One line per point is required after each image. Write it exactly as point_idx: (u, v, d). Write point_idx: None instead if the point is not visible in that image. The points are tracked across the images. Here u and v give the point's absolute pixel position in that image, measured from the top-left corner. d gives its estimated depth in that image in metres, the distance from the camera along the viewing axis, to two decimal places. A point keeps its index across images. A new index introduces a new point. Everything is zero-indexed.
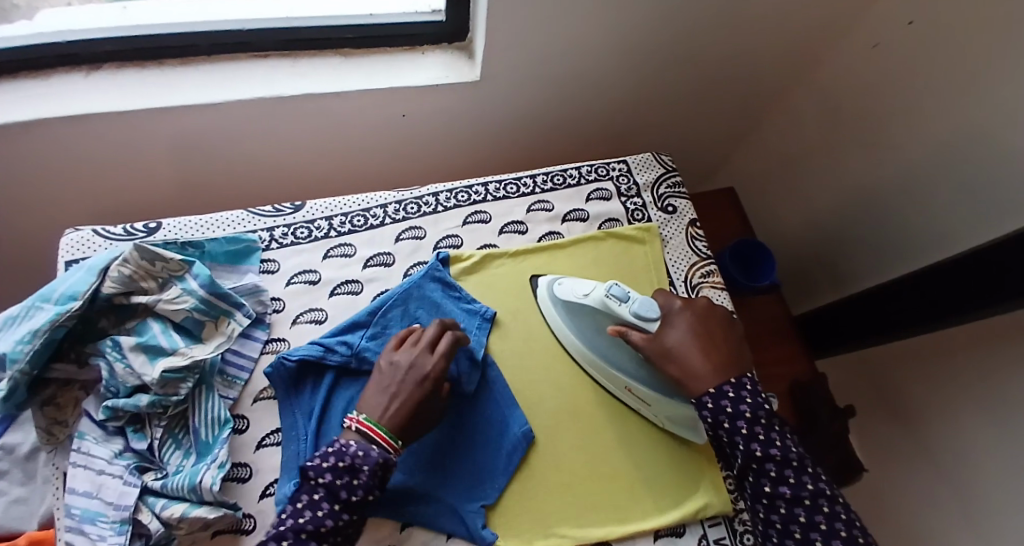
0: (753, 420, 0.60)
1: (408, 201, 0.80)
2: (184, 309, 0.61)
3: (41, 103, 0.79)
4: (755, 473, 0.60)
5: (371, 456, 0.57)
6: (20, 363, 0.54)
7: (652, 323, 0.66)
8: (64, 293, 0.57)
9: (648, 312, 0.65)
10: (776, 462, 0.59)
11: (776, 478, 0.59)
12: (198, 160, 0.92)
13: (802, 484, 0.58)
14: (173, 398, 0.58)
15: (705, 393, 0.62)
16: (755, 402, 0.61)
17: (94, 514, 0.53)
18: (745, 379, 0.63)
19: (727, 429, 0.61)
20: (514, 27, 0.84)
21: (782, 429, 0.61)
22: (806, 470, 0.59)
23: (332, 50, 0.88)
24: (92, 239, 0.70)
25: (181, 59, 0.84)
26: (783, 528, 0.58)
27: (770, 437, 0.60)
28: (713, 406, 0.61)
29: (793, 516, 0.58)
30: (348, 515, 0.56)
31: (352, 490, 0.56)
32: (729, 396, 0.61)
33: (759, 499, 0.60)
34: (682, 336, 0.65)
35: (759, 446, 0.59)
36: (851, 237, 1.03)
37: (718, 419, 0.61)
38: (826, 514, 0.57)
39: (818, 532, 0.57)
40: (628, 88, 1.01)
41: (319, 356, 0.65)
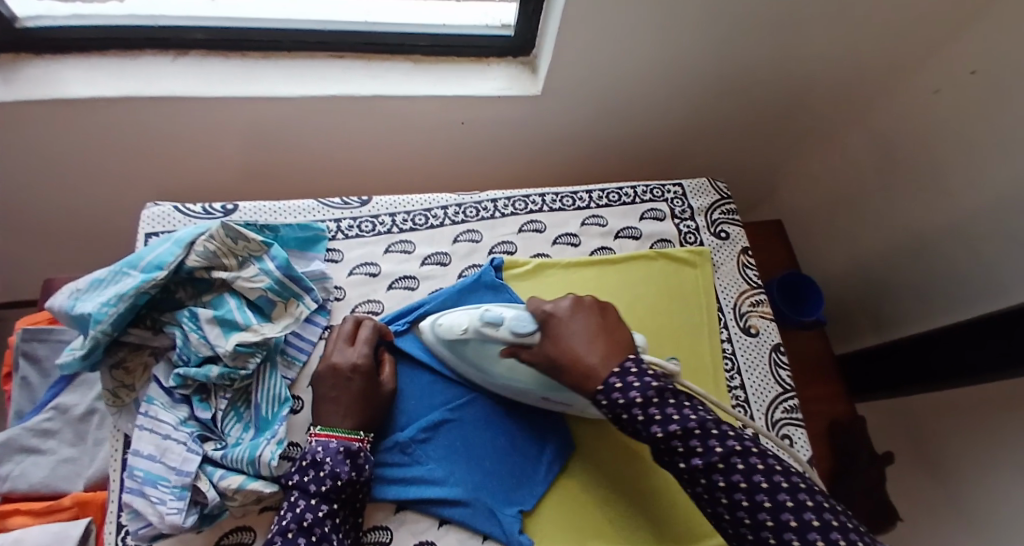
0: (645, 403, 0.55)
1: (468, 204, 0.82)
2: (260, 288, 0.64)
3: (130, 82, 0.82)
4: (666, 454, 0.55)
5: (331, 449, 0.58)
6: (103, 324, 0.57)
7: (529, 338, 0.63)
8: (151, 262, 0.60)
9: (524, 326, 0.63)
10: (678, 438, 0.54)
11: (686, 453, 0.54)
12: (268, 148, 0.95)
13: (710, 449, 0.53)
14: (242, 372, 0.60)
15: (596, 389, 0.58)
16: (644, 382, 0.56)
17: (156, 476, 0.55)
18: (628, 363, 0.58)
19: (627, 421, 0.56)
20: (582, 46, 0.86)
21: (676, 399, 0.55)
22: (710, 433, 0.54)
23: (405, 55, 0.91)
24: (173, 216, 0.73)
25: (263, 53, 0.87)
26: (711, 498, 0.54)
27: (665, 414, 0.55)
28: (606, 403, 0.56)
29: (714, 485, 0.53)
30: (329, 507, 0.56)
31: (320, 481, 0.56)
32: (616, 388, 0.56)
33: (682, 476, 0.55)
34: (562, 340, 0.61)
35: (659, 428, 0.54)
36: (899, 280, 1.02)
37: (616, 413, 0.56)
38: (743, 471, 0.52)
39: (743, 493, 0.52)
40: (685, 113, 1.03)
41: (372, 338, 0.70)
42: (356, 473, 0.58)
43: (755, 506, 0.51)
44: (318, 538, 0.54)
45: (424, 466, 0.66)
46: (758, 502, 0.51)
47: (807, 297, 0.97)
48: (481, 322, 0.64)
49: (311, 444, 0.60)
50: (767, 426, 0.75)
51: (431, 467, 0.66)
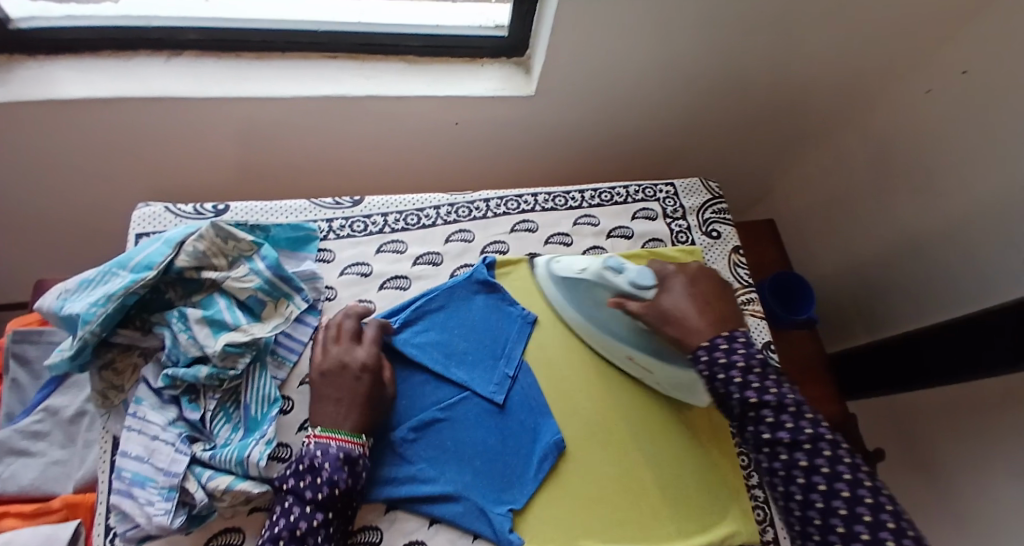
0: (747, 369, 0.59)
1: (461, 204, 0.82)
2: (250, 287, 0.63)
3: (123, 82, 0.82)
4: (753, 422, 0.58)
5: (329, 454, 0.58)
6: (92, 324, 0.56)
7: (646, 290, 0.69)
8: (140, 262, 0.60)
9: (643, 280, 0.69)
10: (770, 408, 0.57)
11: (774, 424, 0.57)
12: (262, 148, 0.95)
13: (800, 428, 0.56)
14: (230, 372, 0.60)
15: (700, 346, 0.62)
16: (748, 352, 0.60)
17: (144, 477, 0.55)
18: (738, 333, 0.62)
19: (723, 381, 0.59)
20: (575, 46, 0.86)
21: (777, 376, 0.59)
22: (804, 415, 0.57)
23: (399, 56, 0.91)
24: (163, 216, 0.73)
25: (256, 54, 0.87)
26: (786, 476, 0.56)
27: (764, 384, 0.58)
28: (707, 358, 0.61)
29: (794, 462, 0.55)
30: (324, 515, 0.56)
31: (316, 488, 0.56)
32: (721, 347, 0.61)
33: (761, 448, 0.58)
34: (677, 296, 0.67)
35: (754, 394, 0.57)
36: (890, 280, 1.03)
37: (714, 371, 0.60)
38: (828, 458, 0.54)
39: (822, 477, 0.54)
40: (679, 114, 1.03)
41: None
42: (353, 480, 0.58)
43: (833, 492, 0.53)
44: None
45: (415, 466, 0.67)
46: (836, 489, 0.53)
47: (799, 295, 0.97)
48: (604, 266, 0.71)
49: (308, 446, 0.59)
50: None
51: (421, 467, 0.67)
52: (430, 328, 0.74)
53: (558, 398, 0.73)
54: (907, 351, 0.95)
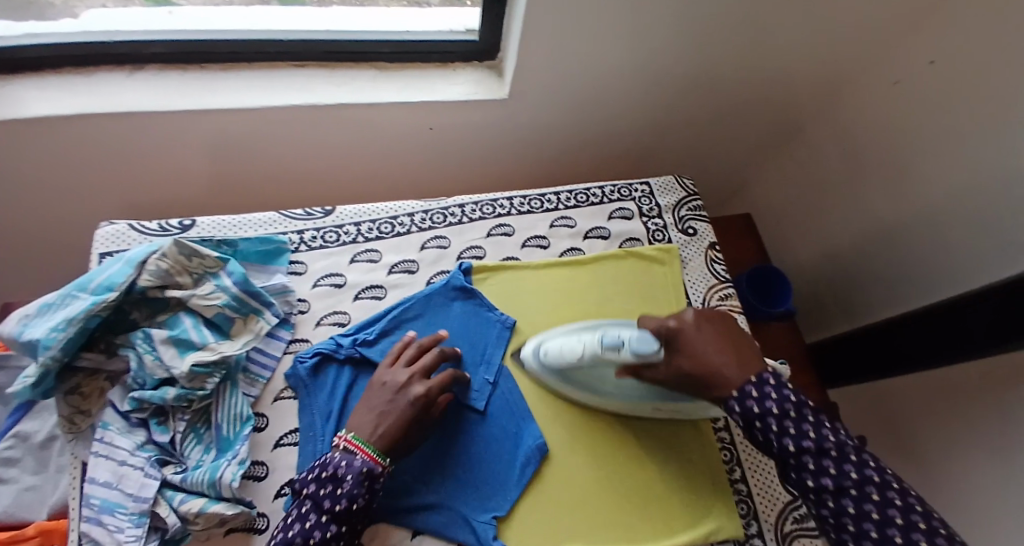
0: (783, 415, 0.58)
1: (435, 210, 0.81)
2: (217, 305, 0.62)
3: (85, 99, 0.80)
4: (795, 468, 0.57)
5: (353, 466, 0.57)
6: (53, 350, 0.55)
7: (654, 357, 0.63)
8: (102, 283, 0.58)
9: (648, 346, 0.62)
10: (810, 454, 0.56)
11: (817, 471, 0.56)
12: (231, 160, 0.93)
13: (844, 473, 0.55)
14: (200, 392, 0.59)
15: (730, 397, 0.60)
16: (781, 395, 0.58)
17: (113, 504, 0.54)
18: (766, 375, 0.60)
19: (761, 430, 0.58)
20: (546, 47, 0.85)
21: (815, 418, 0.58)
22: (848, 458, 0.56)
23: (368, 63, 0.90)
24: (129, 234, 0.71)
25: (222, 64, 0.86)
26: (836, 523, 0.55)
27: (801, 430, 0.57)
28: (740, 409, 0.59)
29: (843, 509, 0.55)
30: (337, 528, 0.56)
31: (334, 500, 0.56)
32: (752, 396, 0.59)
33: (807, 495, 0.57)
34: (693, 354, 0.62)
35: (792, 441, 0.57)
36: (868, 270, 1.03)
37: (749, 420, 0.59)
38: (877, 502, 0.54)
39: (872, 523, 0.53)
40: (653, 112, 1.03)
41: (331, 350, 0.67)
42: (371, 496, 0.57)
43: (885, 537, 0.53)
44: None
45: (395, 477, 0.66)
46: (888, 535, 0.53)
47: (776, 290, 0.98)
48: (602, 346, 0.65)
49: (337, 452, 0.59)
50: None
51: (402, 478, 0.66)
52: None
53: (538, 402, 0.73)
54: (888, 340, 0.95)
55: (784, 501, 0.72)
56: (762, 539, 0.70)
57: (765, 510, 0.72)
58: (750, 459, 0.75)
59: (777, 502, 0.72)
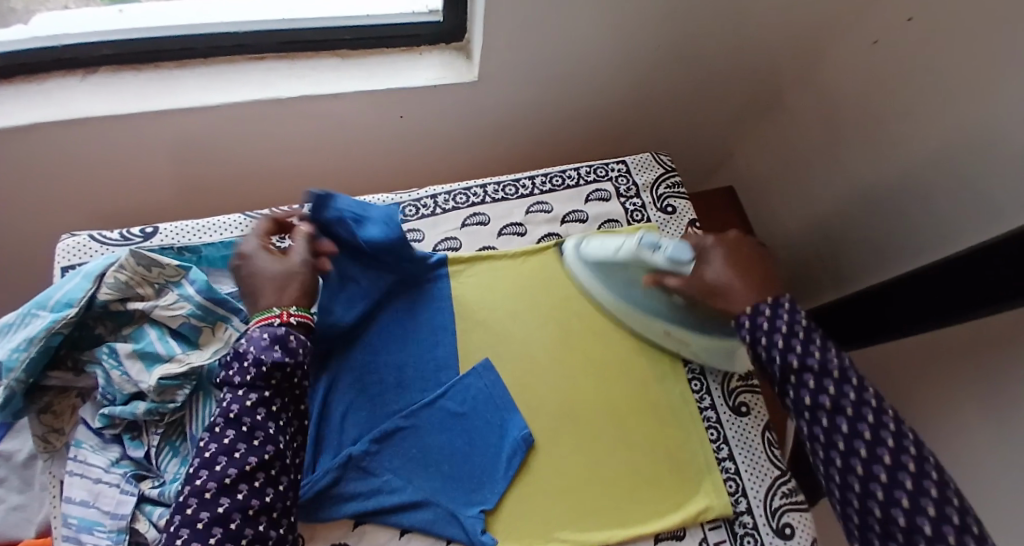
0: (790, 334, 0.59)
1: (407, 203, 0.80)
2: (181, 314, 0.60)
3: (38, 107, 0.78)
4: (794, 386, 0.58)
5: (251, 338, 0.57)
6: (16, 372, 0.54)
7: (686, 266, 0.68)
8: (60, 300, 0.57)
9: (681, 255, 0.67)
10: (812, 372, 0.58)
11: (815, 389, 0.57)
12: (197, 161, 0.91)
13: (843, 393, 0.56)
14: (170, 406, 0.58)
15: (744, 313, 0.63)
16: (792, 319, 0.60)
17: (91, 522, 0.53)
18: (783, 298, 0.62)
19: (765, 346, 0.60)
20: (512, 25, 0.83)
21: (822, 342, 0.59)
22: (847, 381, 0.57)
23: (331, 51, 0.88)
24: (89, 245, 0.70)
25: (178, 63, 0.83)
26: (826, 441, 0.56)
27: (807, 349, 0.58)
28: (749, 326, 0.61)
29: (836, 427, 0.56)
30: (257, 395, 0.56)
31: (241, 372, 0.56)
32: (763, 315, 0.61)
33: (802, 412, 0.58)
34: (717, 268, 0.67)
35: (796, 358, 0.58)
36: (853, 236, 1.02)
37: (756, 337, 0.61)
38: (870, 423, 0.55)
39: (862, 442, 0.54)
40: (628, 87, 1.01)
41: None
42: (289, 355, 0.57)
43: (873, 457, 0.54)
44: (252, 425, 0.55)
45: (379, 478, 0.65)
46: (876, 455, 0.54)
47: None
48: (639, 245, 0.70)
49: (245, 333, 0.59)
50: (724, 395, 0.76)
51: (386, 478, 0.65)
52: (371, 332, 0.72)
53: (521, 392, 0.72)
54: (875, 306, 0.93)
55: (773, 475, 0.72)
56: (751, 515, 0.70)
57: (753, 487, 0.71)
58: (737, 436, 0.74)
59: (765, 477, 0.72)
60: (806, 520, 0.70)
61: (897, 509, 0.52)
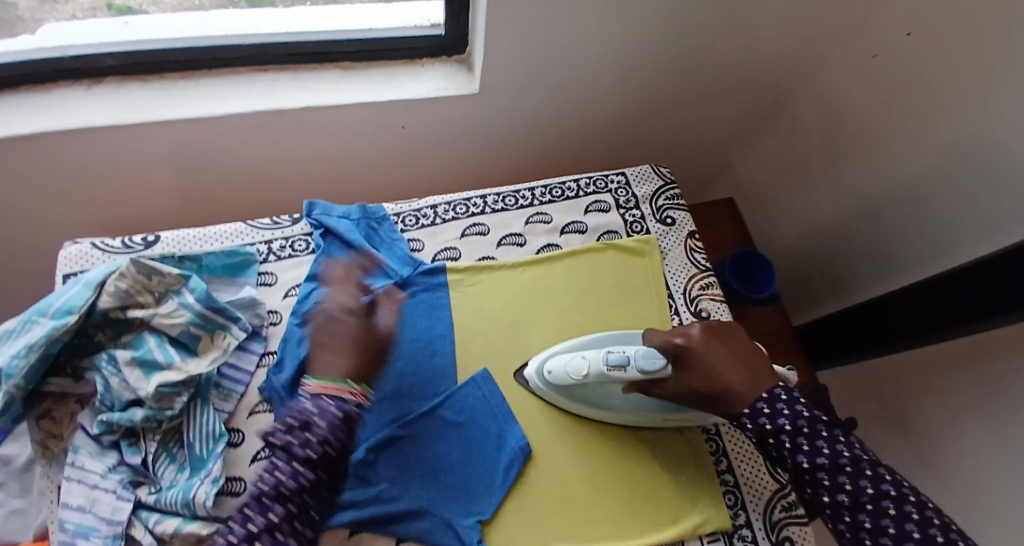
0: (796, 433, 0.58)
1: (406, 213, 0.80)
2: (179, 323, 0.61)
3: (45, 116, 0.79)
4: (810, 484, 0.58)
5: (325, 411, 0.56)
6: (15, 378, 0.55)
7: (664, 373, 0.64)
8: (60, 307, 0.57)
9: (653, 363, 0.63)
10: (825, 469, 0.57)
11: (831, 486, 0.56)
12: (199, 171, 0.92)
13: (860, 488, 0.55)
14: (168, 412, 0.58)
15: (743, 413, 0.61)
16: (794, 413, 0.59)
17: (87, 528, 0.53)
18: (778, 391, 0.61)
19: (775, 446, 0.59)
20: (514, 39, 0.84)
21: (830, 433, 0.58)
22: (863, 473, 0.56)
23: (334, 63, 0.89)
24: (91, 253, 0.71)
25: (183, 73, 0.84)
26: (854, 537, 0.55)
27: (815, 446, 0.57)
28: (753, 426, 0.60)
29: (859, 523, 0.55)
30: (312, 475, 0.54)
31: (307, 446, 0.54)
32: (765, 412, 0.60)
33: (822, 509, 0.57)
34: (698, 378, 0.63)
35: (806, 457, 0.57)
36: (853, 249, 1.02)
37: (763, 436, 0.60)
38: (892, 515, 0.54)
39: (888, 536, 0.53)
40: (628, 99, 1.02)
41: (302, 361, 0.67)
42: (346, 439, 0.56)
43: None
44: (297, 507, 0.52)
45: (377, 487, 0.65)
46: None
47: (759, 273, 0.97)
48: (608, 365, 0.65)
49: (306, 397, 0.57)
50: None
51: (383, 487, 0.65)
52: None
53: (519, 403, 0.72)
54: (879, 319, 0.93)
55: (772, 489, 0.71)
56: (750, 529, 0.69)
57: (752, 500, 0.71)
58: (735, 450, 0.74)
59: (763, 491, 0.71)
60: (806, 535, 0.69)
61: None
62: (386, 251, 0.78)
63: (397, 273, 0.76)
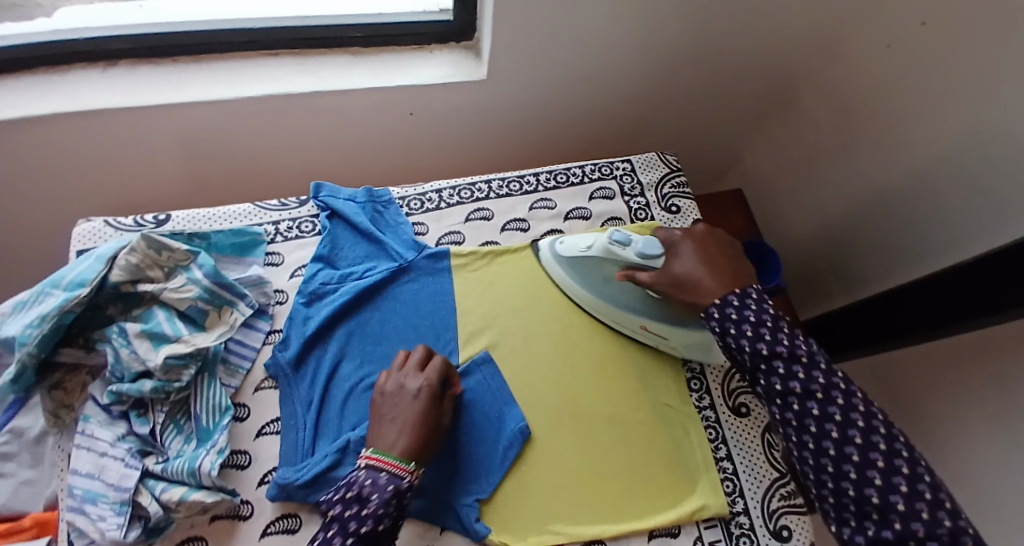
0: (759, 324, 0.60)
1: (411, 197, 0.81)
2: (188, 297, 0.63)
3: (60, 98, 0.81)
4: (765, 374, 0.60)
5: (379, 485, 0.56)
6: (29, 346, 0.56)
7: (656, 260, 0.68)
8: (73, 279, 0.59)
9: (651, 250, 0.68)
10: (781, 359, 0.59)
11: (786, 375, 0.58)
12: (211, 153, 0.94)
13: (812, 378, 0.57)
14: (176, 385, 0.60)
15: (711, 304, 0.64)
16: (761, 308, 0.62)
17: (95, 494, 0.55)
18: (750, 289, 0.63)
19: (735, 336, 0.61)
20: (521, 25, 0.84)
21: (789, 329, 0.60)
22: (817, 366, 0.58)
23: (343, 49, 0.90)
24: (104, 230, 0.72)
25: (195, 57, 0.86)
26: (799, 425, 0.57)
27: (776, 337, 0.60)
28: (719, 316, 0.62)
29: (807, 411, 0.57)
30: None
31: (360, 520, 0.54)
32: (733, 305, 0.62)
33: (773, 399, 0.59)
34: (686, 262, 0.68)
35: (765, 346, 0.59)
36: (862, 241, 1.02)
37: (725, 328, 0.62)
38: (840, 406, 0.56)
39: (834, 425, 0.56)
40: (636, 87, 1.02)
41: (306, 341, 0.68)
42: (396, 518, 0.56)
43: (845, 438, 0.55)
44: None
45: None
46: (848, 437, 0.55)
47: (763, 260, 0.93)
48: (610, 240, 0.70)
49: (362, 470, 0.58)
50: (723, 395, 0.76)
51: None
52: (370, 320, 0.72)
53: (519, 387, 0.73)
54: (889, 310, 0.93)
55: (773, 477, 0.72)
56: (748, 516, 0.70)
57: (751, 488, 0.71)
58: (735, 437, 0.74)
59: (763, 479, 0.72)
60: (804, 524, 0.70)
61: (870, 489, 0.53)
62: (394, 234, 0.78)
63: (402, 255, 0.76)
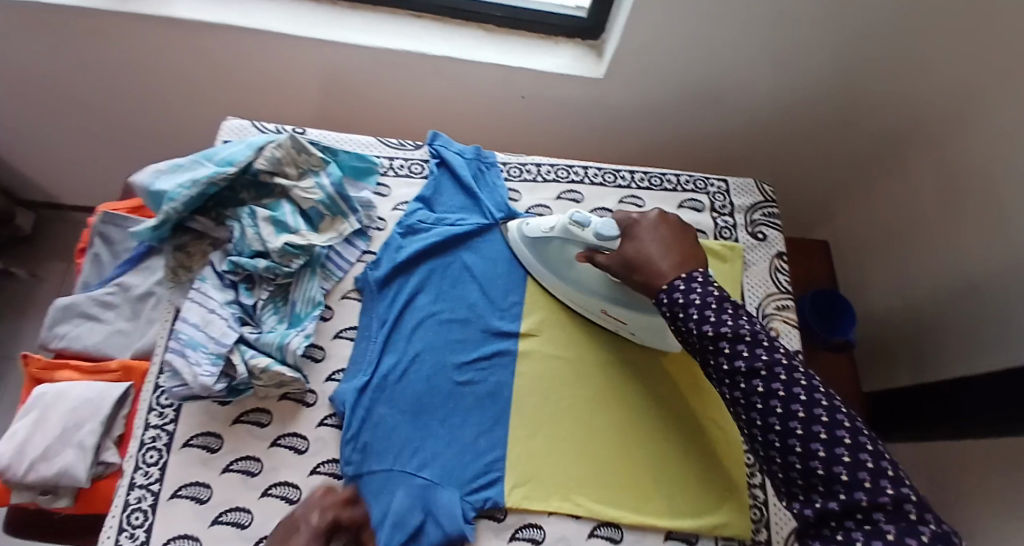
0: (704, 305, 0.59)
1: (513, 165, 0.86)
2: (313, 200, 0.73)
3: (229, 11, 0.91)
4: (712, 355, 0.59)
5: None
6: (176, 203, 0.67)
7: (612, 242, 0.68)
8: (225, 158, 0.69)
9: (609, 232, 0.67)
10: (726, 339, 0.58)
11: (730, 354, 0.57)
12: (342, 94, 1.02)
13: (756, 356, 0.57)
14: (285, 269, 0.69)
15: (661, 289, 0.63)
16: (706, 290, 0.61)
17: (196, 343, 0.63)
18: (696, 273, 0.62)
19: (683, 318, 0.60)
20: (647, 34, 0.89)
21: (734, 307, 0.59)
22: (760, 344, 0.57)
23: (481, 25, 0.97)
24: (249, 130, 0.82)
25: (351, 6, 0.95)
26: (747, 405, 0.57)
27: (721, 317, 0.58)
28: (667, 300, 0.61)
29: (752, 389, 0.56)
30: None
31: None
32: (680, 289, 0.61)
33: (723, 380, 0.58)
34: (641, 244, 0.66)
35: (711, 328, 0.58)
36: (938, 322, 0.99)
37: (674, 312, 0.61)
38: (784, 382, 0.55)
39: (777, 400, 0.55)
40: (742, 119, 1.04)
41: (394, 266, 0.76)
42: None
43: (788, 414, 0.54)
44: None
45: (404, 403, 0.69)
46: (791, 411, 0.54)
47: (839, 312, 0.96)
48: (569, 222, 0.69)
49: None
50: None
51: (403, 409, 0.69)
52: (453, 264, 0.78)
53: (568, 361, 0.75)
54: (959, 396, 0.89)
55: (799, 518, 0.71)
56: None
57: (777, 522, 0.71)
58: None
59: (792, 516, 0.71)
60: None
61: (815, 462, 0.52)
62: (490, 194, 0.83)
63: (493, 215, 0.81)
